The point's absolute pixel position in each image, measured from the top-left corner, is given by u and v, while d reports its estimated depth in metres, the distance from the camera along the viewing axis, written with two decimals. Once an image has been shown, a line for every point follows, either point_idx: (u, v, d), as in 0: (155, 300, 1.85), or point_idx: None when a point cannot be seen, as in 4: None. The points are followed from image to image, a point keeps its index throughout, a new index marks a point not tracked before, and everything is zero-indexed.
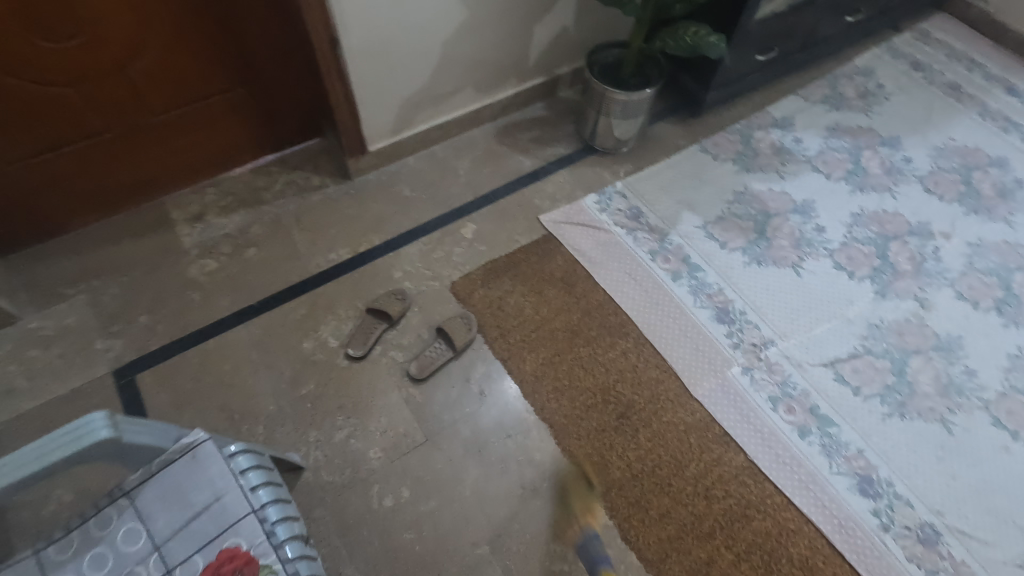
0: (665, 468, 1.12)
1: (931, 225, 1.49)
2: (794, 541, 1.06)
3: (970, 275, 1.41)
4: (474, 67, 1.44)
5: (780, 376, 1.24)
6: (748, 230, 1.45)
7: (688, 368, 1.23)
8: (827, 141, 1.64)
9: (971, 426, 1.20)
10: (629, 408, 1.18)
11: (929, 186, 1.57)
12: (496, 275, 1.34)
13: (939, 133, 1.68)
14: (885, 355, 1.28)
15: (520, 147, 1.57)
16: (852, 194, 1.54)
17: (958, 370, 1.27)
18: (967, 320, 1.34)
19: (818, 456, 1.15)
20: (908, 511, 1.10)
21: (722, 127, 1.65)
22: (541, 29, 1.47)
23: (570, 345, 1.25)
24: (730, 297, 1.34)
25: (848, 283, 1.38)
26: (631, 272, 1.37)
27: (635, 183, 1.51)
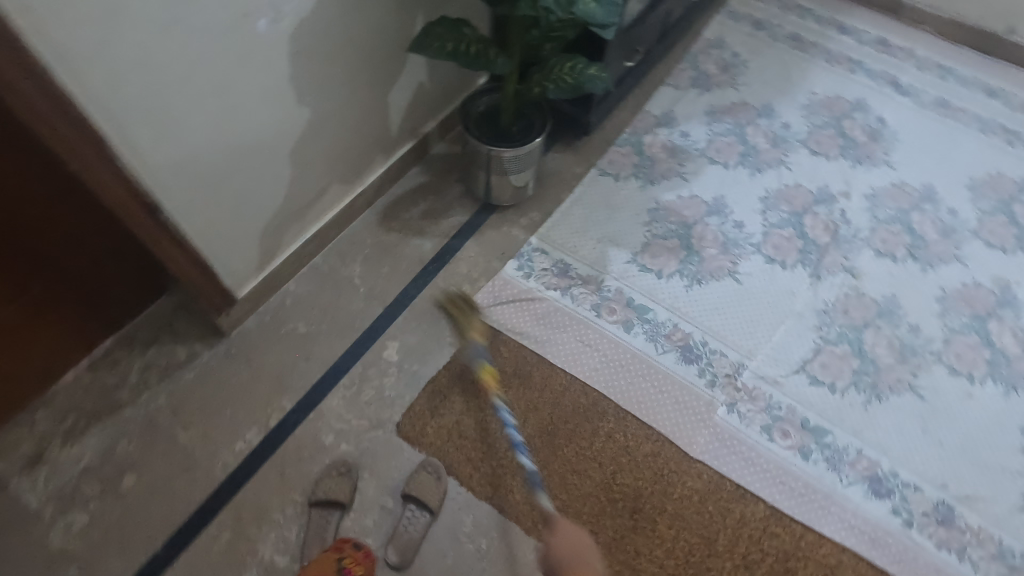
0: (697, 552, 1.03)
1: (829, 188, 1.52)
2: None
3: (879, 228, 1.45)
4: (333, 161, 1.20)
5: (763, 401, 1.19)
6: (675, 249, 1.38)
7: (678, 428, 1.15)
8: (711, 128, 1.61)
9: (934, 385, 1.24)
10: (638, 500, 1.07)
11: (814, 148, 1.59)
12: (443, 396, 1.15)
13: (802, 89, 1.71)
14: (842, 340, 1.28)
15: (413, 229, 1.36)
16: (753, 177, 1.52)
17: (904, 331, 1.30)
18: (893, 276, 1.38)
19: (826, 473, 1.12)
20: (919, 497, 1.11)
21: (611, 141, 1.55)
22: (395, 95, 1.25)
23: (552, 450, 1.11)
24: (687, 331, 1.27)
25: (784, 275, 1.36)
26: (583, 338, 1.24)
27: (550, 234, 1.38)
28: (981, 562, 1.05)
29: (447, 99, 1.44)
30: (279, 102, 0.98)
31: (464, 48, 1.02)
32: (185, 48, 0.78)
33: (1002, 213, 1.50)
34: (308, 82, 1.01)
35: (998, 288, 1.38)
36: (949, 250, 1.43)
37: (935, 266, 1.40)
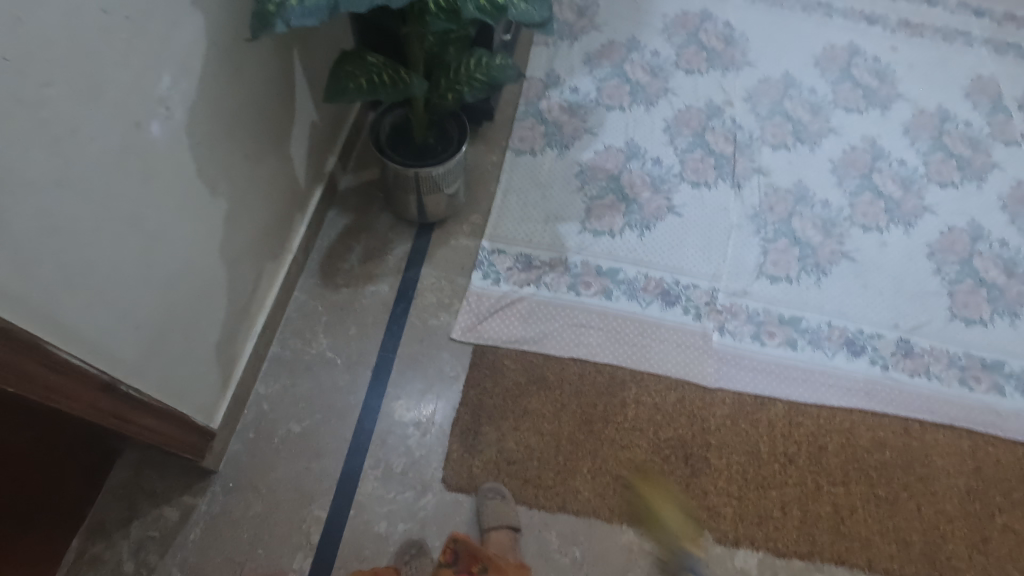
0: (750, 467, 1.13)
1: (714, 101, 1.62)
2: (859, 435, 1.19)
3: (766, 125, 1.60)
4: (259, 242, 1.06)
5: (743, 314, 1.30)
6: (615, 205, 1.42)
7: (688, 367, 1.22)
8: (594, 76, 1.63)
9: (858, 245, 1.43)
10: (686, 446, 1.14)
11: (686, 68, 1.68)
12: (474, 433, 1.11)
13: (654, 13, 1.78)
14: (779, 235, 1.42)
15: (361, 277, 1.26)
16: (650, 112, 1.58)
17: (820, 209, 1.47)
18: (793, 164, 1.54)
19: (815, 354, 1.27)
20: (884, 342, 1.30)
21: (511, 119, 1.52)
22: (294, 146, 1.12)
23: (596, 436, 1.13)
24: (658, 277, 1.33)
25: (712, 194, 1.46)
26: (574, 320, 1.25)
27: (499, 231, 1.34)
28: (942, 373, 1.27)
29: (338, 129, 1.31)
30: (198, 207, 0.84)
31: (378, 79, 0.92)
32: (89, 195, 0.64)
33: (847, 79, 1.71)
34: (217, 172, 0.87)
35: (867, 145, 1.59)
36: (823, 125, 1.62)
37: (818, 144, 1.58)
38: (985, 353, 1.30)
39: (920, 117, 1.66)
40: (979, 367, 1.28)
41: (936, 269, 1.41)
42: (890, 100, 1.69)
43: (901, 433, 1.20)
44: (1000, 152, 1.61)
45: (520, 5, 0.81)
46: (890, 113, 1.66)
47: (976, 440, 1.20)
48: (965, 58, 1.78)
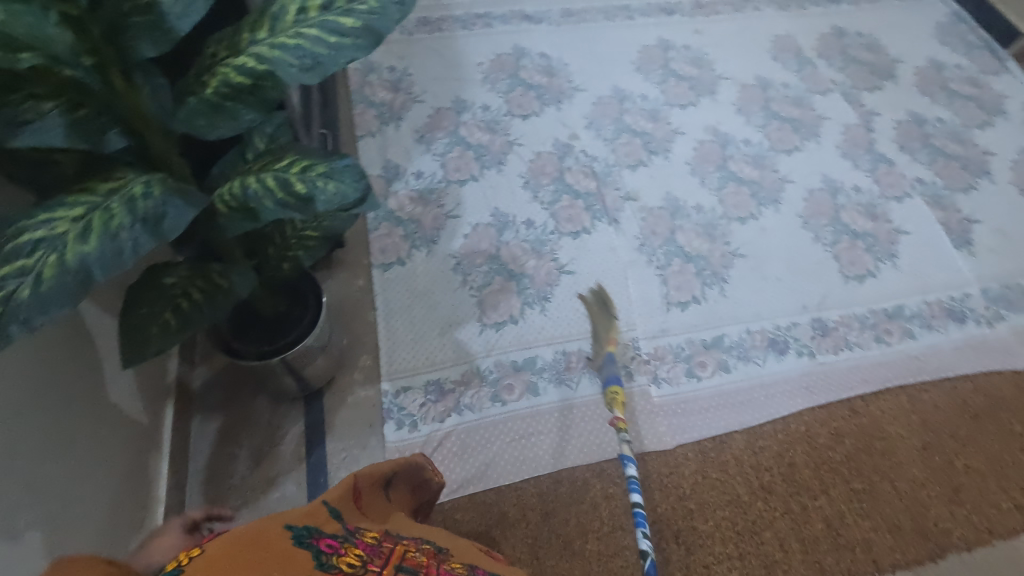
0: (736, 517, 1.08)
1: (560, 138, 1.57)
2: (816, 434, 1.18)
3: (616, 146, 1.57)
4: (113, 527, 0.85)
5: (670, 354, 1.25)
6: (506, 286, 1.31)
7: (641, 436, 1.15)
8: (433, 152, 1.52)
9: (742, 238, 1.43)
10: (671, 525, 1.07)
11: (520, 112, 1.61)
12: None
13: (469, 66, 1.70)
14: (671, 257, 1.39)
15: (258, 486, 1.06)
16: (503, 172, 1.50)
17: (696, 215, 1.46)
18: (655, 178, 1.52)
19: (748, 367, 1.24)
20: (801, 328, 1.31)
21: (364, 232, 1.37)
22: (116, 388, 0.90)
23: (581, 558, 1.02)
24: (576, 348, 1.24)
25: (595, 238, 1.40)
26: (511, 435, 1.13)
27: (397, 366, 1.19)
28: (860, 338, 1.30)
29: None
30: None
31: (189, 302, 0.74)
32: None
33: (670, 75, 1.74)
34: (16, 509, 0.67)
35: (712, 135, 1.62)
36: (667, 128, 1.62)
37: (669, 149, 1.58)
38: (885, 303, 1.36)
39: (745, 92, 1.72)
40: (886, 319, 1.33)
41: (815, 236, 1.45)
42: (714, 84, 1.73)
43: (849, 415, 1.21)
44: (822, 103, 1.71)
45: (326, 185, 0.64)
46: (718, 96, 1.71)
47: (911, 392, 1.24)
48: (761, 23, 1.87)
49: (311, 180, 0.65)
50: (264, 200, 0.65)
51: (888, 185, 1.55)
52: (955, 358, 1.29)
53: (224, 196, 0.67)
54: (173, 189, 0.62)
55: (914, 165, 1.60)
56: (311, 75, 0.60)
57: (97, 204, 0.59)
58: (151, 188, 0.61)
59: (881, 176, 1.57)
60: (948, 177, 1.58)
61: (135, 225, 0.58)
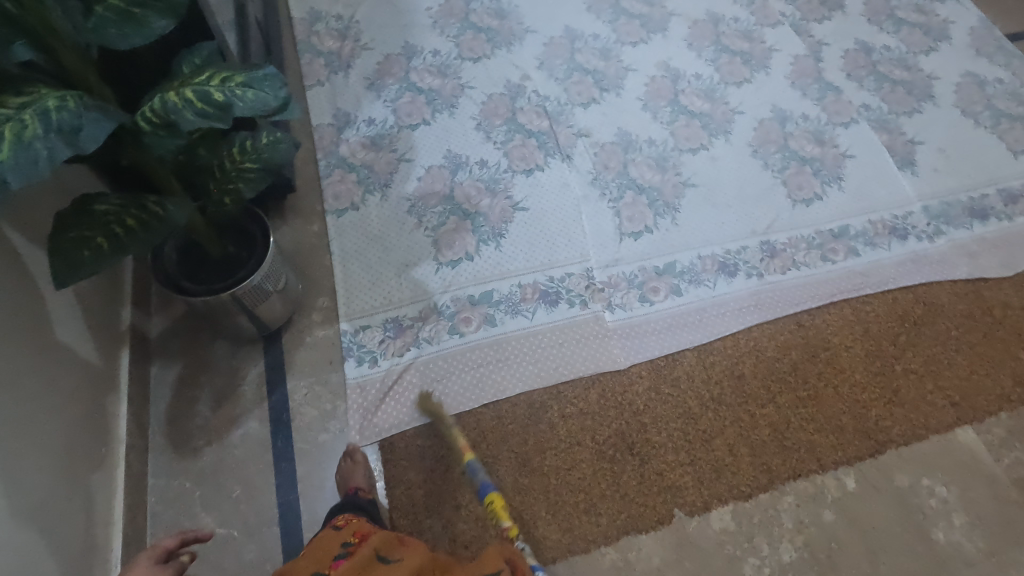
0: (689, 428, 1.13)
1: (511, 80, 1.57)
2: (764, 348, 1.22)
3: (568, 85, 1.57)
4: (70, 460, 0.87)
5: (623, 282, 1.28)
6: (461, 226, 1.32)
7: (595, 359, 1.18)
8: (384, 99, 1.50)
9: (692, 169, 1.46)
10: (626, 438, 1.11)
11: (471, 56, 1.60)
12: (419, 534, 1.01)
13: (417, 11, 1.67)
14: (623, 190, 1.41)
15: (221, 425, 1.08)
16: (455, 115, 1.49)
17: (648, 148, 1.48)
18: (607, 115, 1.53)
19: (699, 290, 1.28)
20: (749, 252, 1.34)
21: (316, 180, 1.37)
22: (62, 329, 0.91)
23: (539, 473, 1.07)
24: (532, 280, 1.27)
25: (548, 175, 1.42)
26: (469, 364, 1.16)
27: (355, 307, 1.20)
28: (806, 258, 1.34)
29: (117, 276, 1.09)
30: None
31: (122, 228, 0.74)
32: None
33: (621, 14, 1.73)
34: None
35: (663, 71, 1.63)
36: (618, 66, 1.62)
37: (621, 86, 1.59)
38: (832, 224, 1.40)
39: (696, 27, 1.72)
40: (832, 239, 1.37)
41: (765, 164, 1.48)
42: (665, 21, 1.73)
43: (796, 329, 1.25)
44: (771, 36, 1.72)
45: (245, 95, 0.66)
46: (669, 33, 1.71)
47: (855, 305, 1.29)
48: None
49: (230, 90, 0.66)
50: (185, 112, 0.65)
51: (835, 112, 1.58)
52: (897, 271, 1.34)
53: (145, 113, 0.66)
54: (89, 104, 0.62)
55: (861, 91, 1.62)
56: None
57: (10, 116, 0.59)
58: (66, 102, 0.61)
59: (829, 104, 1.59)
60: (894, 102, 1.61)
61: (51, 136, 0.59)
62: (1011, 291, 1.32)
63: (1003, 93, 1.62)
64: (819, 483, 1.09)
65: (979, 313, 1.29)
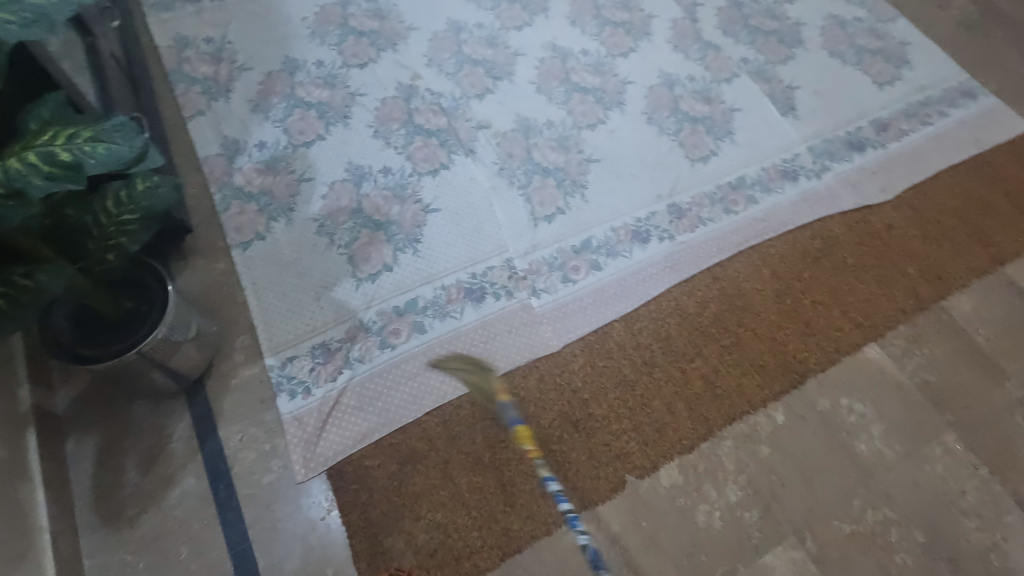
0: (627, 395, 1.17)
1: (402, 81, 1.54)
2: (685, 306, 1.28)
3: (460, 79, 1.56)
4: None
5: (545, 266, 1.30)
6: (374, 237, 1.30)
7: (529, 346, 1.20)
8: (273, 119, 1.44)
9: (594, 144, 1.49)
10: (570, 417, 1.14)
11: (356, 62, 1.56)
12: (382, 554, 1.00)
13: (292, 23, 1.60)
14: (531, 175, 1.43)
15: (155, 488, 1.02)
16: (351, 125, 1.46)
17: (548, 131, 1.50)
18: (503, 103, 1.53)
19: (617, 261, 1.32)
20: (658, 216, 1.39)
21: (214, 215, 1.31)
22: None
23: (493, 468, 1.08)
24: (455, 280, 1.27)
25: (454, 172, 1.41)
26: (405, 375, 1.15)
27: (278, 339, 1.17)
28: (711, 213, 1.41)
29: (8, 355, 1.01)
30: None
31: None
32: None
33: None
34: None
35: (551, 52, 1.64)
36: (507, 53, 1.62)
37: (513, 73, 1.59)
38: (729, 177, 1.47)
39: (576, 4, 1.74)
40: (731, 191, 1.44)
41: (660, 129, 1.53)
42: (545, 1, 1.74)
43: (711, 282, 1.32)
44: (648, 3, 1.77)
45: (96, 149, 0.62)
46: (551, 12, 1.72)
47: (761, 250, 1.37)
48: None
49: (78, 146, 0.61)
50: (30, 178, 0.60)
51: (718, 69, 1.65)
52: (794, 212, 1.43)
53: None
54: None
55: (738, 46, 1.70)
56: (37, 28, 0.61)
57: None
58: None
59: (710, 62, 1.66)
60: (768, 52, 1.69)
61: None
62: (893, 214, 1.44)
63: (862, 30, 1.74)
64: (752, 422, 1.16)
65: (869, 238, 1.40)
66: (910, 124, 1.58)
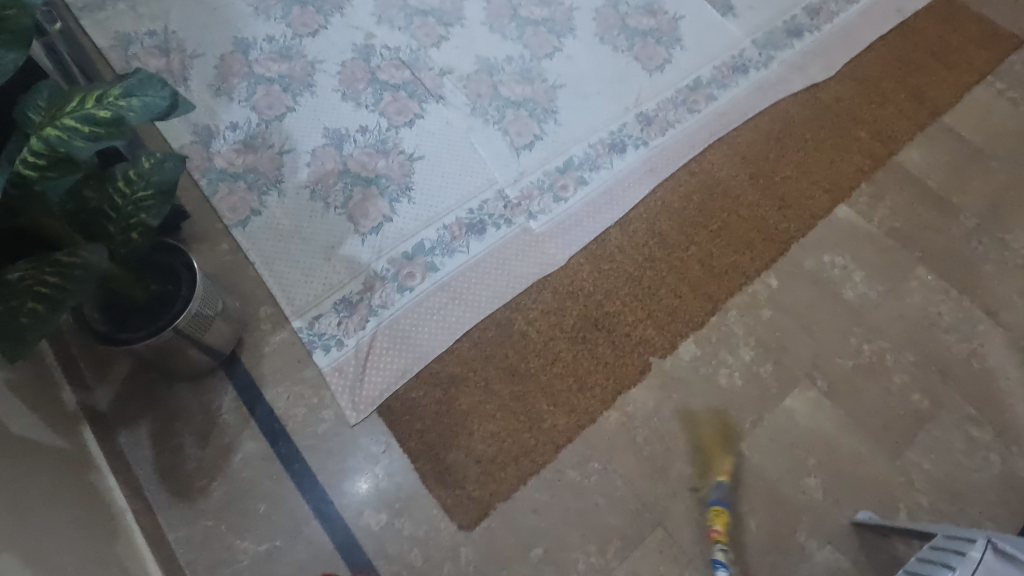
0: (636, 290, 1.25)
1: (357, 42, 1.55)
2: (671, 202, 1.37)
3: (413, 31, 1.58)
4: (84, 545, 0.85)
5: (535, 190, 1.36)
6: (367, 193, 1.34)
7: (537, 263, 1.27)
8: (239, 100, 1.44)
9: (555, 72, 1.54)
10: (589, 318, 1.22)
11: (307, 31, 1.56)
12: (447, 469, 1.07)
13: (234, 3, 1.58)
14: (503, 110, 1.47)
15: (218, 457, 1.07)
16: (318, 93, 1.47)
17: (509, 67, 1.54)
18: (460, 48, 1.56)
19: (601, 174, 1.39)
20: (629, 126, 1.47)
21: (204, 201, 1.31)
22: (16, 424, 0.86)
23: (529, 375, 1.15)
24: (454, 218, 1.32)
25: (429, 120, 1.45)
26: (429, 311, 1.21)
27: (300, 303, 1.20)
28: (676, 115, 1.49)
29: (43, 360, 1.03)
30: None
31: (48, 287, 0.73)
32: None
33: None
34: None
35: None
36: None
37: (463, 17, 1.61)
38: (686, 80, 1.55)
39: None
40: (691, 92, 1.53)
41: (614, 48, 1.59)
42: None
43: (690, 176, 1.41)
44: None
45: (131, 103, 0.67)
46: None
47: (728, 141, 1.46)
48: None
49: (112, 104, 0.67)
50: (74, 141, 0.65)
51: None
52: (750, 101, 1.52)
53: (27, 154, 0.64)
54: None
55: None
56: None
57: None
58: None
59: None
60: None
61: None
62: (839, 88, 1.55)
63: None
64: (751, 291, 1.27)
65: (821, 112, 1.51)
66: (839, 5, 1.68)
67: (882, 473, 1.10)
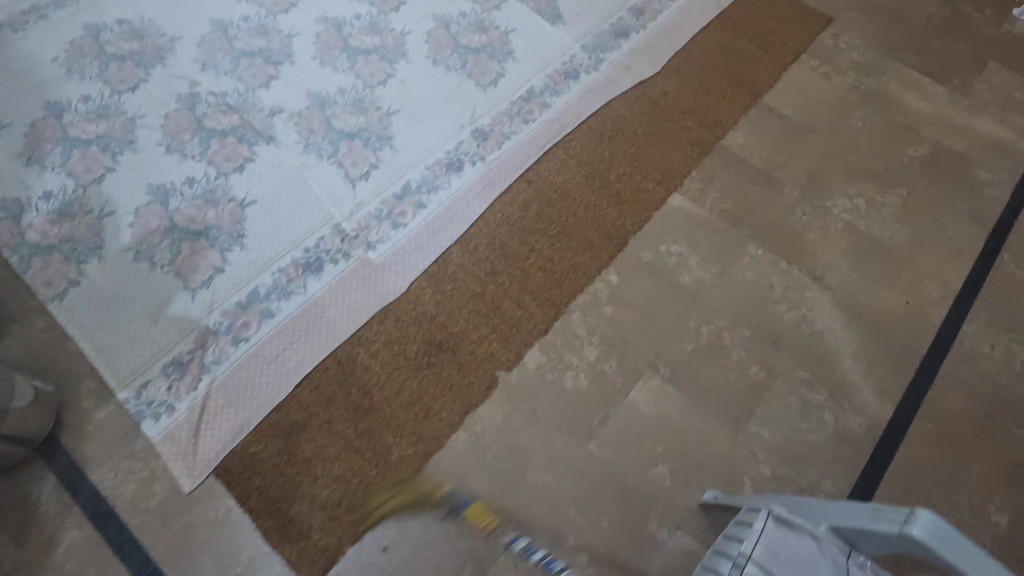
0: (478, 306, 1.25)
1: (181, 92, 1.50)
2: (510, 213, 1.38)
3: (240, 74, 1.55)
4: None
5: (373, 220, 1.35)
6: (196, 246, 1.29)
7: (378, 294, 1.26)
8: (52, 167, 1.37)
9: (389, 98, 1.54)
10: (432, 341, 1.21)
11: (126, 87, 1.50)
12: (290, 522, 1.03)
13: (44, 66, 1.51)
14: (337, 143, 1.46)
15: (37, 552, 0.99)
16: (139, 149, 1.41)
17: (342, 98, 1.53)
18: (291, 86, 1.54)
19: (439, 195, 1.40)
20: (465, 143, 1.48)
21: (15, 279, 1.24)
22: None
23: (373, 410, 1.13)
24: (290, 259, 1.29)
25: (260, 163, 1.41)
26: (266, 360, 1.17)
27: (125, 372, 1.14)
28: (512, 127, 1.51)
29: None
30: None
31: None
32: None
33: None
34: None
35: (324, 24, 1.65)
36: (280, 37, 1.62)
37: (292, 54, 1.59)
38: (520, 91, 1.58)
39: None
40: (525, 103, 1.56)
41: (447, 68, 1.60)
42: None
43: (527, 186, 1.43)
44: None
45: None
46: None
47: (563, 145, 1.50)
48: None
49: None
50: None
51: None
52: (583, 104, 1.56)
53: None
54: None
55: None
56: None
57: None
58: None
59: None
60: None
61: None
62: (666, 81, 1.61)
63: None
64: (592, 290, 1.29)
65: (650, 107, 1.57)
66: (661, 3, 1.76)
67: (725, 449, 1.13)
